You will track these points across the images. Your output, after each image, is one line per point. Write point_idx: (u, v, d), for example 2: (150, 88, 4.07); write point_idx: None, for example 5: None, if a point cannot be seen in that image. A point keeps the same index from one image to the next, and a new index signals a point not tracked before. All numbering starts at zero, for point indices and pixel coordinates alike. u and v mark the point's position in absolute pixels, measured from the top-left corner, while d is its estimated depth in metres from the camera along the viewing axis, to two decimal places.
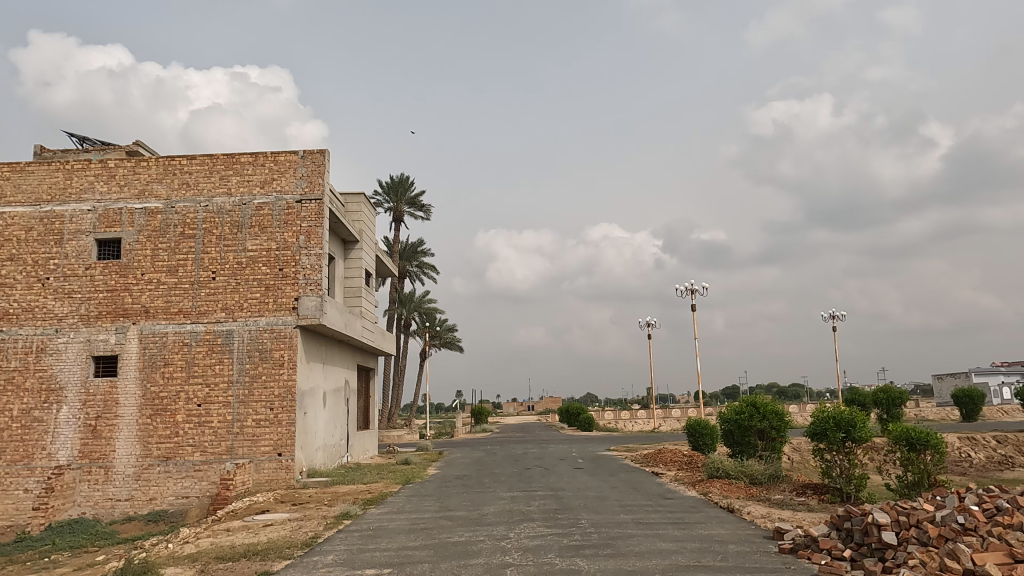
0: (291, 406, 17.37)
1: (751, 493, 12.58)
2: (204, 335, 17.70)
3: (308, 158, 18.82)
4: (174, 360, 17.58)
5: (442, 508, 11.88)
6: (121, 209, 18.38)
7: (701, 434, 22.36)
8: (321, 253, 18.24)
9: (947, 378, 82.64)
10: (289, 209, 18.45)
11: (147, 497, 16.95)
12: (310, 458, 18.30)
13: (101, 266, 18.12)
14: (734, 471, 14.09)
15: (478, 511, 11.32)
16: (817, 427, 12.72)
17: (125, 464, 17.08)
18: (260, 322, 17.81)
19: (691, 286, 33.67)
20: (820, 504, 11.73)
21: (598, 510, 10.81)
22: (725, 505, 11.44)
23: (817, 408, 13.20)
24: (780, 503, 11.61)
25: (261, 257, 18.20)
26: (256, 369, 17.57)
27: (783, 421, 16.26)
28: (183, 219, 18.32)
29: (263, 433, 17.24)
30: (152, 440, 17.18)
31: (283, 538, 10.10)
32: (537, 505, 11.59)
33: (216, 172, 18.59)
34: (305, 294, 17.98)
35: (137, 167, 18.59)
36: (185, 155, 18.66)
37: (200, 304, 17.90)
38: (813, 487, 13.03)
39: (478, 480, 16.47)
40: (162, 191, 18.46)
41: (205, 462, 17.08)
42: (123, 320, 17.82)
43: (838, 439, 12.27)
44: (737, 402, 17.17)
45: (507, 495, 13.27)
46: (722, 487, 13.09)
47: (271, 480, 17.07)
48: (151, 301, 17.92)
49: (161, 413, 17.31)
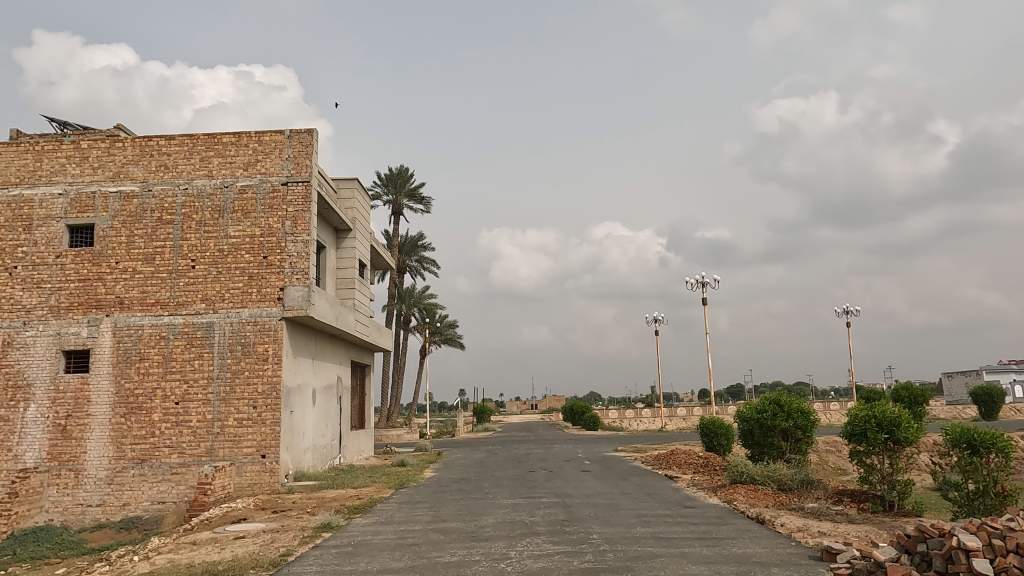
0: (275, 404, 16.10)
1: (781, 501, 11.25)
2: (183, 328, 16.44)
3: (294, 138, 17.55)
4: (150, 355, 16.32)
5: (434, 519, 10.55)
6: (95, 193, 17.12)
7: (715, 434, 21.03)
8: (309, 239, 16.95)
9: (959, 376, 81.04)
10: (274, 192, 17.19)
11: (120, 503, 15.71)
12: (297, 460, 17.07)
13: (72, 254, 16.85)
14: (760, 475, 12.77)
15: (474, 523, 9.99)
16: (855, 427, 11.38)
17: (96, 467, 15.84)
18: (243, 314, 16.53)
19: (703, 278, 32.32)
20: (860, 514, 10.40)
21: (612, 522, 9.48)
22: (754, 515, 10.11)
23: (854, 407, 11.89)
24: (815, 514, 10.27)
25: (244, 244, 16.93)
26: (238, 364, 16.30)
27: (809, 420, 14.93)
28: (160, 203, 17.05)
29: (246, 434, 15.98)
30: (125, 441, 15.93)
31: (249, 556, 8.79)
32: (542, 515, 10.28)
33: (196, 153, 17.33)
34: (291, 283, 16.70)
35: (112, 148, 17.32)
36: (163, 135, 17.40)
37: (178, 295, 16.64)
38: (850, 494, 11.71)
39: (477, 485, 15.12)
40: (138, 173, 17.20)
41: (183, 464, 15.83)
42: (95, 311, 16.56)
43: (880, 441, 10.93)
44: (758, 400, 15.82)
45: (508, 502, 11.95)
46: (748, 494, 11.76)
47: (254, 484, 15.78)
48: (126, 292, 16.65)
49: (135, 412, 16.06)
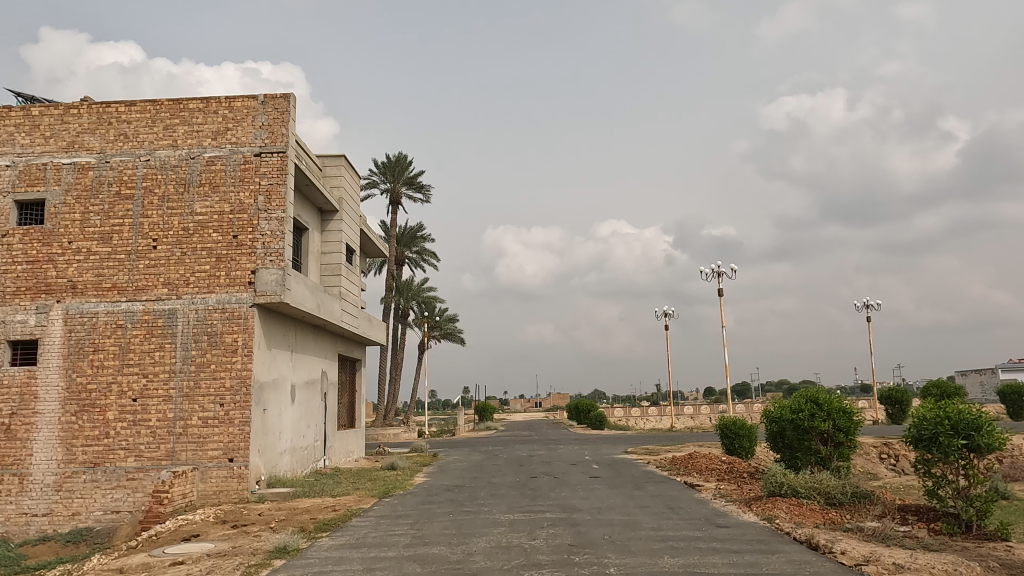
0: (245, 402, 14.29)
1: (832, 519, 9.34)
2: (142, 315, 14.64)
3: (269, 104, 15.72)
4: (104, 346, 14.53)
5: (415, 542, 8.66)
6: (45, 165, 15.31)
7: (736, 436, 19.20)
8: (284, 217, 15.13)
9: (976, 376, 78.79)
10: (245, 164, 15.37)
11: (69, 513, 13.95)
12: (271, 463, 15.26)
13: (20, 232, 15.06)
14: (803, 486, 10.83)
15: (462, 548, 8.12)
16: (923, 431, 9.40)
17: (43, 472, 14.06)
18: (209, 300, 14.70)
19: (718, 268, 30.50)
20: (933, 538, 8.50)
21: (632, 549, 7.62)
22: (805, 540, 8.22)
23: (918, 406, 9.93)
24: (878, 538, 8.37)
25: (212, 222, 15.10)
26: (204, 357, 14.47)
27: (852, 422, 13.02)
28: (119, 176, 15.25)
29: (211, 435, 14.16)
30: (76, 442, 14.15)
31: None
32: (545, 538, 8.38)
33: (159, 121, 15.51)
34: (263, 266, 14.87)
35: (66, 114, 15.51)
36: (123, 101, 15.60)
37: (137, 279, 14.83)
38: (915, 511, 9.79)
39: (472, 494, 13.24)
40: (95, 143, 15.37)
41: (140, 469, 14.04)
42: (45, 297, 14.76)
43: (955, 447, 8.99)
44: (793, 399, 13.88)
45: (505, 518, 10.07)
46: (791, 510, 9.85)
47: (220, 492, 13.95)
48: (79, 275, 14.84)
49: (88, 411, 14.27)
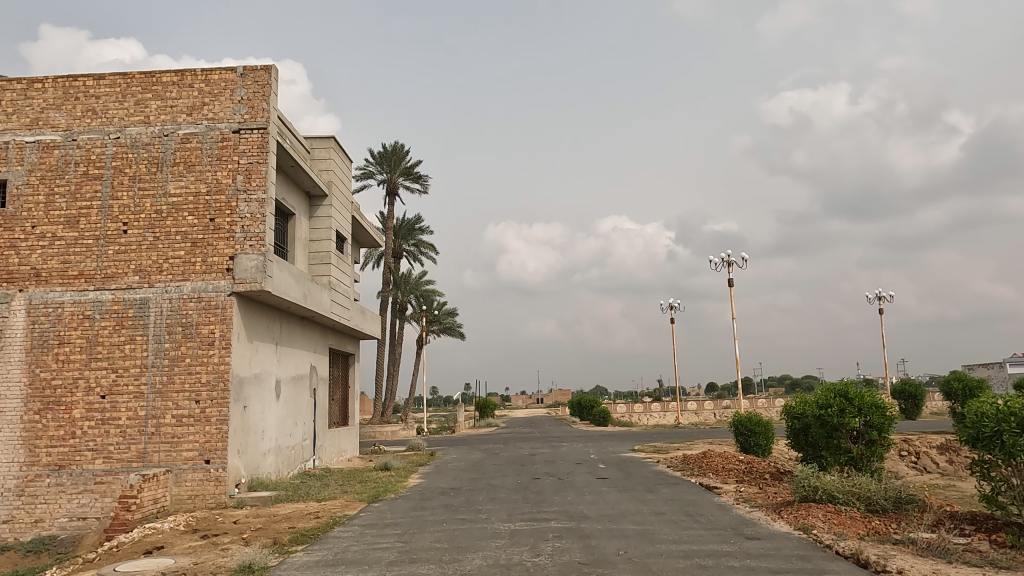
0: (223, 398, 13.15)
1: (879, 529, 8.17)
2: (111, 305, 13.49)
3: (248, 77, 14.55)
4: (71, 338, 13.40)
5: (400, 559, 7.51)
6: (8, 143, 14.16)
7: (752, 433, 18.08)
8: (265, 198, 13.98)
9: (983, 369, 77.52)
10: (223, 141, 14.22)
11: (32, 519, 12.84)
12: (253, 465, 14.15)
13: None
14: (841, 491, 9.65)
15: (454, 567, 6.95)
16: (982, 429, 8.22)
17: (3, 476, 12.95)
18: (184, 289, 13.56)
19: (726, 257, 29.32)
20: (1000, 553, 7.33)
21: (653, 570, 6.47)
22: (852, 555, 7.07)
23: (973, 401, 8.77)
24: (937, 552, 7.21)
25: (187, 204, 13.95)
26: (178, 350, 13.34)
27: (886, 418, 11.84)
28: (87, 154, 14.09)
29: (186, 434, 13.04)
30: (39, 443, 13.01)
31: None
32: (551, 554, 7.23)
33: (131, 95, 14.35)
34: (242, 251, 13.71)
35: (30, 89, 14.34)
36: (91, 74, 14.43)
37: (106, 265, 13.69)
38: (971, 520, 8.63)
39: (469, 498, 12.11)
40: (60, 119, 14.20)
41: (109, 472, 12.92)
42: (6, 286, 13.62)
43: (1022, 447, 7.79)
44: (821, 393, 12.69)
45: (505, 528, 8.91)
46: (828, 518, 8.69)
47: (195, 497, 12.84)
48: (43, 262, 13.70)
49: (53, 408, 13.14)
